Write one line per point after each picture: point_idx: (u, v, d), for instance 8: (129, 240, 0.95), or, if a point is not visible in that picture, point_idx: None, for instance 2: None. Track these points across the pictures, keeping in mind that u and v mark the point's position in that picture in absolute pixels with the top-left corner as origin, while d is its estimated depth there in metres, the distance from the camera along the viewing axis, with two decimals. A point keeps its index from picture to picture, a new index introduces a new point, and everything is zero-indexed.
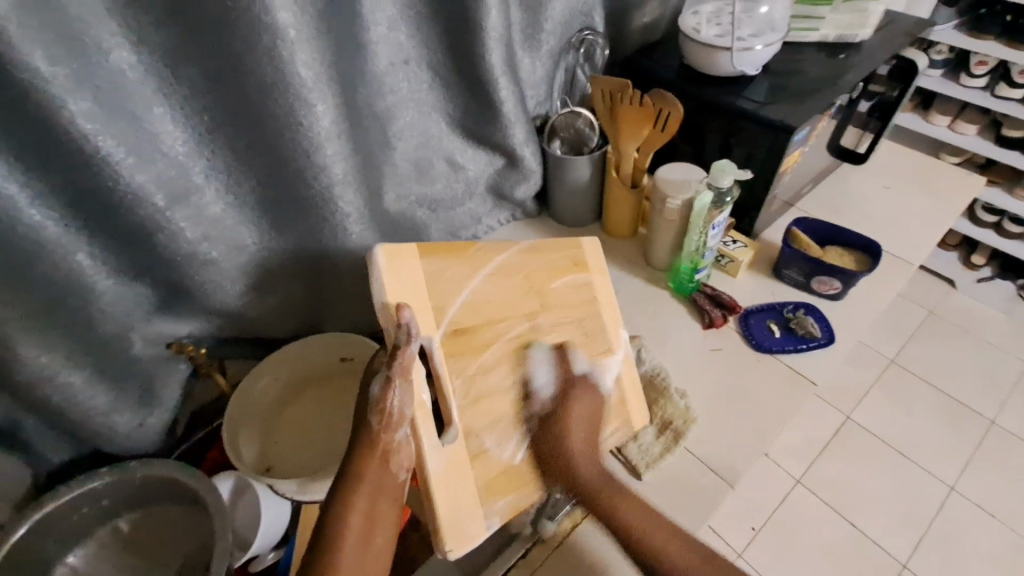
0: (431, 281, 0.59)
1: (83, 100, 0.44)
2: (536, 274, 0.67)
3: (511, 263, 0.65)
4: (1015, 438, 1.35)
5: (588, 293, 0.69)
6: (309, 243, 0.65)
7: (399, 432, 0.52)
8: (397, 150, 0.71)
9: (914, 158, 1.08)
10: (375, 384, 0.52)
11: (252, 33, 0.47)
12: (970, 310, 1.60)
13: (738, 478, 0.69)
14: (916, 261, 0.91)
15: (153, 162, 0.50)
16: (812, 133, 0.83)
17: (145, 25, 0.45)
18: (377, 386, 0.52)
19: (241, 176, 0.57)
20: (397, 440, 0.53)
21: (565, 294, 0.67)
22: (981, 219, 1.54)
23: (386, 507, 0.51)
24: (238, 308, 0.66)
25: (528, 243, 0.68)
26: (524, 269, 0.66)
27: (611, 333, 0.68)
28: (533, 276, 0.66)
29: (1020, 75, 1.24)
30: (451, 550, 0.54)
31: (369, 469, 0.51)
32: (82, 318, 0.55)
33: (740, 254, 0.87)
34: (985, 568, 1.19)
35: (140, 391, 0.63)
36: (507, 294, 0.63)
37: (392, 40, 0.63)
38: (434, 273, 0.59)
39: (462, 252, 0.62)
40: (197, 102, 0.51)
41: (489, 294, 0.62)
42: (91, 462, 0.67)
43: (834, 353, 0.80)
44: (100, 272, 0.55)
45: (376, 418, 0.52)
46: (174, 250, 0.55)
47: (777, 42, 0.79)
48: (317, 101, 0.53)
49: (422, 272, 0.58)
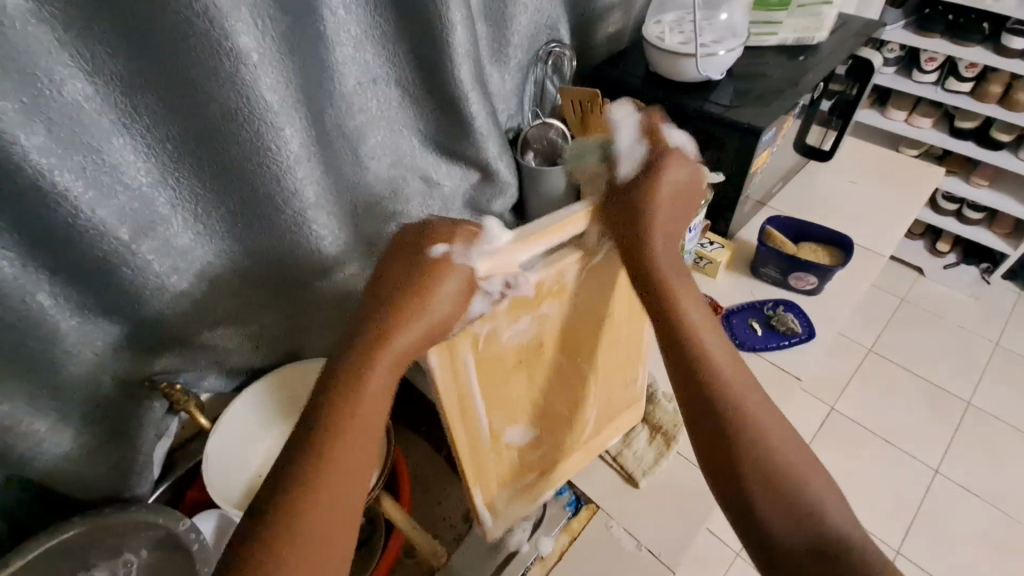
0: (489, 400, 0.55)
1: (36, 134, 0.42)
2: (518, 403, 0.58)
3: (476, 452, 0.57)
4: (990, 417, 1.39)
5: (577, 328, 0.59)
6: (283, 265, 0.64)
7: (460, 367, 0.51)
8: (370, 170, 0.70)
9: (876, 153, 1.12)
10: (478, 305, 0.50)
11: (213, 60, 0.46)
12: (939, 295, 1.65)
13: None
14: (887, 252, 0.93)
15: (115, 196, 0.48)
16: (778, 133, 0.85)
17: (99, 55, 0.43)
18: (479, 304, 0.50)
19: (210, 204, 0.56)
20: (465, 383, 0.52)
21: (571, 330, 0.58)
22: (942, 208, 1.60)
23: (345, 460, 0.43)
24: (209, 339, 0.64)
25: (458, 429, 0.54)
26: (477, 451, 0.57)
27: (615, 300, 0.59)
28: (519, 383, 0.57)
29: (969, 68, 1.30)
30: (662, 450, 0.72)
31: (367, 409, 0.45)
32: (45, 362, 0.52)
33: (718, 255, 0.88)
34: (976, 546, 1.21)
35: (112, 433, 0.61)
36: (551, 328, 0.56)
37: (360, 60, 0.62)
38: (489, 401, 0.55)
39: (472, 477, 0.58)
40: (159, 131, 0.49)
41: (510, 396, 0.57)
42: (62, 511, 0.64)
43: (816, 347, 0.81)
44: (64, 311, 0.52)
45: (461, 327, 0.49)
46: (141, 284, 0.54)
47: (738, 48, 0.81)
48: (285, 125, 0.53)
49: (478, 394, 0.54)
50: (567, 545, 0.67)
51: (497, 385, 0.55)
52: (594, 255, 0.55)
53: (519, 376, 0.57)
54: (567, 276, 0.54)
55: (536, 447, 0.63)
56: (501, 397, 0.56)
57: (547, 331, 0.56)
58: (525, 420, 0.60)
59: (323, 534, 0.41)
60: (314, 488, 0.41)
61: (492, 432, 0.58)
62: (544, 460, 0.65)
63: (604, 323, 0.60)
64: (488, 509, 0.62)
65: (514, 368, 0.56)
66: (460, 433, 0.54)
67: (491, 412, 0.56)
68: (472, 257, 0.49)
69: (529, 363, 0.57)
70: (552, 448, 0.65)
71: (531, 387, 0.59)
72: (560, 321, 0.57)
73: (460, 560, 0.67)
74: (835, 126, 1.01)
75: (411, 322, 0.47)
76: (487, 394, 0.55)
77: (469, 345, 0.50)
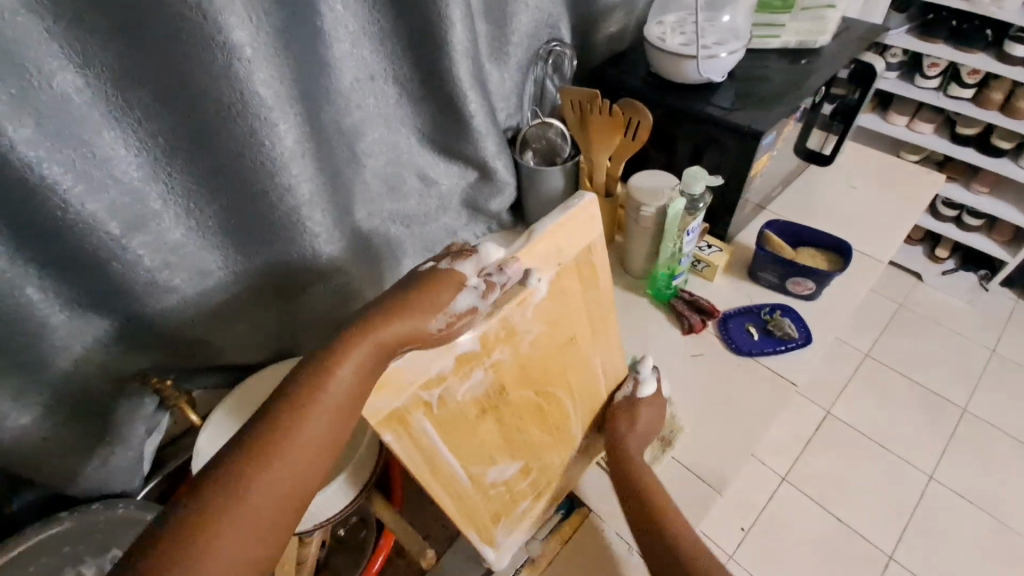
0: (459, 449, 0.54)
1: (24, 127, 0.41)
2: (496, 445, 0.56)
3: (457, 495, 0.56)
4: (985, 424, 1.39)
5: (540, 366, 0.57)
6: (276, 261, 0.63)
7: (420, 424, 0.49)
8: (366, 167, 0.69)
9: (877, 157, 1.11)
10: (468, 297, 0.46)
11: (207, 53, 0.45)
12: (937, 301, 1.65)
13: (726, 485, 0.69)
14: (885, 258, 0.93)
15: (105, 189, 0.48)
16: (778, 137, 0.84)
17: (90, 46, 0.43)
18: (467, 297, 0.46)
19: (203, 200, 0.55)
20: (427, 435, 0.50)
21: (534, 369, 0.56)
22: (942, 214, 1.60)
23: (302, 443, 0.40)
24: (201, 335, 0.63)
25: (430, 483, 0.53)
26: (462, 496, 0.56)
27: (572, 315, 0.58)
28: (490, 429, 0.55)
29: (970, 75, 1.29)
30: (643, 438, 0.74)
31: (275, 476, 0.39)
32: (33, 356, 0.52)
33: (716, 258, 0.88)
34: (969, 553, 1.21)
35: (102, 427, 0.61)
36: (510, 370, 0.54)
37: (357, 56, 0.62)
38: (459, 450, 0.54)
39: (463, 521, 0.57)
40: (151, 125, 0.48)
41: (484, 440, 0.55)
42: (52, 506, 0.64)
43: (812, 352, 0.81)
44: (54, 305, 0.51)
45: (443, 319, 0.45)
46: (132, 279, 0.53)
47: (740, 50, 0.80)
48: (280, 121, 0.52)
49: (440, 446, 0.52)
50: (559, 549, 0.66)
51: (472, 429, 0.54)
52: (535, 294, 0.52)
53: (487, 421, 0.55)
54: (516, 319, 0.52)
55: (525, 477, 0.61)
56: (473, 444, 0.54)
57: (507, 372, 0.54)
58: (508, 459, 0.58)
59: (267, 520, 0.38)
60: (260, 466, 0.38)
61: (475, 477, 0.56)
62: (540, 482, 0.63)
63: (568, 345, 0.59)
64: (487, 544, 0.61)
65: (484, 411, 0.54)
66: (437, 488, 0.54)
67: (464, 458, 0.54)
68: (467, 269, 0.47)
69: (494, 407, 0.55)
70: (544, 471, 0.63)
71: (505, 427, 0.57)
72: (518, 360, 0.54)
73: (450, 560, 0.67)
74: (837, 131, 1.00)
75: (393, 325, 0.43)
76: (457, 442, 0.53)
77: (421, 411, 0.49)
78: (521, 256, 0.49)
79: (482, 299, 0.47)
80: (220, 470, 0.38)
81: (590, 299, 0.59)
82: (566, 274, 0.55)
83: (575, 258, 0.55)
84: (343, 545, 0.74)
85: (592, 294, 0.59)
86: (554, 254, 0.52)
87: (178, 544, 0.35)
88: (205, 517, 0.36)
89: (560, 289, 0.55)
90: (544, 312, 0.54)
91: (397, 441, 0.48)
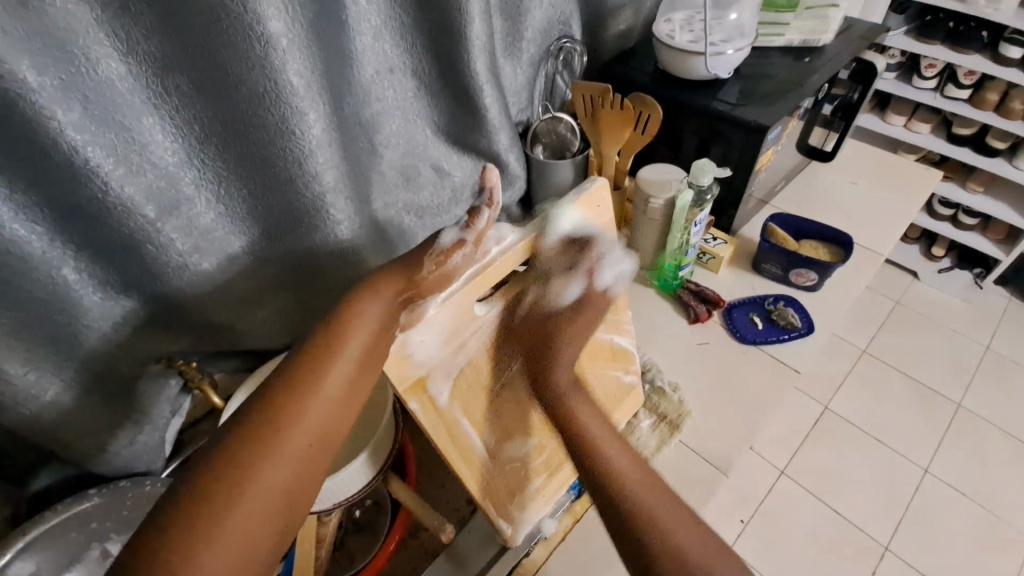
0: (475, 417, 0.57)
1: (71, 111, 0.43)
2: (512, 418, 0.60)
3: (473, 465, 0.58)
4: (979, 418, 1.43)
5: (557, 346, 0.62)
6: (299, 248, 0.65)
7: (441, 392, 0.54)
8: (383, 158, 0.71)
9: (876, 155, 1.14)
10: (450, 232, 0.53)
11: (244, 43, 0.47)
12: (933, 299, 1.68)
13: (732, 466, 0.71)
14: (885, 253, 0.95)
15: (142, 174, 0.50)
16: (782, 132, 0.87)
17: (134, 34, 0.45)
18: (452, 233, 0.53)
19: (232, 186, 0.57)
20: (445, 405, 0.55)
21: (549, 347, 0.61)
22: (938, 213, 1.63)
23: (318, 407, 0.44)
24: (225, 321, 0.65)
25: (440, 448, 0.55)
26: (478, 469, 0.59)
27: (589, 298, 0.64)
28: (505, 404, 0.60)
29: (967, 76, 1.32)
30: (653, 422, 0.76)
31: (297, 428, 0.43)
32: (69, 334, 0.54)
33: (720, 250, 0.91)
34: (963, 544, 1.24)
35: (131, 407, 0.63)
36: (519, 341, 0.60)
37: (378, 49, 0.64)
38: (477, 417, 0.57)
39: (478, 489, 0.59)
40: (188, 111, 0.50)
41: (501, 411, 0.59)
42: (79, 484, 0.66)
43: (813, 341, 0.84)
44: (88, 287, 0.53)
45: (432, 262, 0.52)
46: (163, 262, 0.55)
47: (745, 47, 0.83)
48: (309, 110, 0.54)
49: (461, 414, 0.56)
50: (571, 526, 0.69)
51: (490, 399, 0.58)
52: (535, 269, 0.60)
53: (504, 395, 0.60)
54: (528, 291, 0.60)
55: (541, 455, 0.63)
56: (492, 415, 0.59)
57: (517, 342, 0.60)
58: (528, 438, 0.62)
59: (286, 472, 0.41)
60: (280, 418, 0.42)
61: (492, 448, 0.59)
62: (554, 463, 0.65)
63: (580, 326, 0.65)
64: (504, 520, 0.62)
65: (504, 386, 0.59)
66: (456, 458, 0.57)
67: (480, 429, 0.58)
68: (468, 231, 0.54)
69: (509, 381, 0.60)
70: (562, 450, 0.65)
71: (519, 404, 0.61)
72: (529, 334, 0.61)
73: (464, 538, 0.69)
74: (837, 129, 1.03)
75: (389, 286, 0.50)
76: (472, 408, 0.57)
77: (439, 377, 0.53)
78: (534, 236, 0.56)
79: (466, 232, 0.54)
80: (241, 431, 0.42)
81: (605, 281, 0.64)
82: (576, 251, 0.60)
83: (587, 239, 0.61)
84: (358, 526, 0.76)
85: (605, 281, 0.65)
86: (565, 236, 0.59)
87: (207, 497, 0.39)
88: (235, 468, 0.40)
89: (565, 267, 0.61)
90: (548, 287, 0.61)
91: (421, 409, 0.53)
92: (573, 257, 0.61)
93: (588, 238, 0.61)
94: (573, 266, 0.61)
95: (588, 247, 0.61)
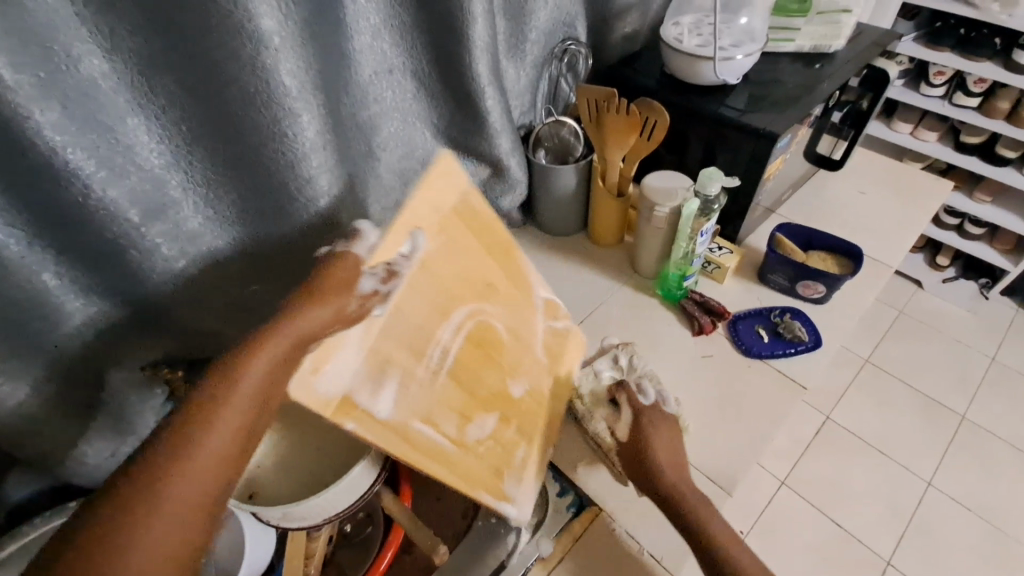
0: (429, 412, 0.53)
1: (51, 110, 0.41)
2: (465, 405, 0.57)
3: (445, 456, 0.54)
4: (984, 431, 1.40)
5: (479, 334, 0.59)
6: (293, 251, 0.63)
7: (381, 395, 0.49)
8: (380, 161, 0.69)
9: (885, 164, 1.11)
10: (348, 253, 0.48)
11: (236, 42, 0.45)
12: (937, 308, 1.66)
13: (736, 485, 0.69)
14: (896, 264, 0.93)
15: (126, 177, 0.47)
16: (792, 140, 0.85)
17: (118, 31, 0.42)
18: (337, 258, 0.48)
19: (221, 189, 0.55)
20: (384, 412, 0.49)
21: (472, 336, 0.58)
22: (944, 222, 1.61)
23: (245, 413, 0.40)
24: (214, 326, 0.63)
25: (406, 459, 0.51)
26: (456, 466, 0.55)
27: (479, 267, 0.60)
28: (451, 398, 0.55)
29: (976, 84, 1.30)
30: None
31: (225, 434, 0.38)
32: (47, 342, 0.51)
33: (726, 260, 0.88)
34: (968, 560, 1.22)
35: (114, 418, 0.61)
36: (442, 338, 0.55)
37: (376, 49, 0.62)
38: (427, 412, 0.53)
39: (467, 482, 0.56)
40: (174, 112, 0.48)
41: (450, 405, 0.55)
42: (60, 495, 0.64)
43: (821, 356, 0.81)
44: (68, 291, 0.51)
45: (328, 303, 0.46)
46: (148, 267, 0.53)
47: (756, 52, 0.80)
48: (303, 112, 0.52)
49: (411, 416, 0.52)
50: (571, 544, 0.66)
51: (439, 395, 0.54)
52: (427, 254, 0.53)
53: (449, 393, 0.55)
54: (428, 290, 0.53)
55: (508, 424, 0.61)
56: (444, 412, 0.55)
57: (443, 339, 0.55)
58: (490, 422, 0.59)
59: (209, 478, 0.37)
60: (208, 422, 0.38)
61: (459, 441, 0.56)
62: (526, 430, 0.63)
63: (489, 292, 0.61)
64: (503, 499, 0.60)
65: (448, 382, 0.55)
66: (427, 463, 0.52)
67: (438, 422, 0.54)
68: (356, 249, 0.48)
69: (448, 377, 0.55)
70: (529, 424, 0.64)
71: (464, 386, 0.57)
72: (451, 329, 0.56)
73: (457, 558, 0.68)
74: (846, 136, 1.00)
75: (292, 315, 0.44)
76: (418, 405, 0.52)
77: (365, 392, 0.48)
78: (401, 220, 0.50)
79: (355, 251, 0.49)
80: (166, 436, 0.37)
81: (488, 247, 0.62)
82: (455, 220, 0.57)
83: (456, 208, 0.57)
84: (349, 540, 0.74)
85: (494, 250, 0.63)
86: (438, 207, 0.55)
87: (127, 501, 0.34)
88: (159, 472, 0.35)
89: (452, 246, 0.56)
90: (449, 267, 0.56)
91: (360, 427, 0.47)
92: (453, 228, 0.56)
93: (458, 204, 0.57)
94: (455, 236, 0.57)
95: (465, 214, 0.58)
